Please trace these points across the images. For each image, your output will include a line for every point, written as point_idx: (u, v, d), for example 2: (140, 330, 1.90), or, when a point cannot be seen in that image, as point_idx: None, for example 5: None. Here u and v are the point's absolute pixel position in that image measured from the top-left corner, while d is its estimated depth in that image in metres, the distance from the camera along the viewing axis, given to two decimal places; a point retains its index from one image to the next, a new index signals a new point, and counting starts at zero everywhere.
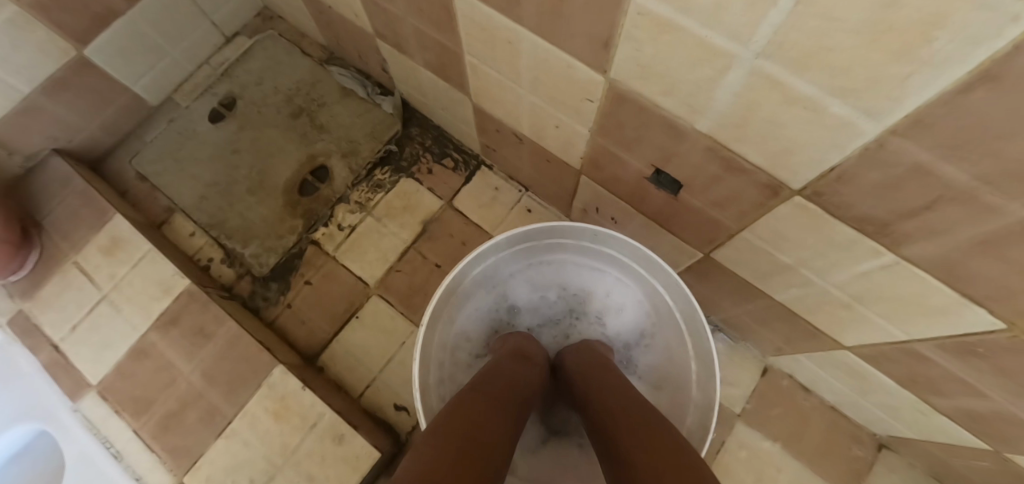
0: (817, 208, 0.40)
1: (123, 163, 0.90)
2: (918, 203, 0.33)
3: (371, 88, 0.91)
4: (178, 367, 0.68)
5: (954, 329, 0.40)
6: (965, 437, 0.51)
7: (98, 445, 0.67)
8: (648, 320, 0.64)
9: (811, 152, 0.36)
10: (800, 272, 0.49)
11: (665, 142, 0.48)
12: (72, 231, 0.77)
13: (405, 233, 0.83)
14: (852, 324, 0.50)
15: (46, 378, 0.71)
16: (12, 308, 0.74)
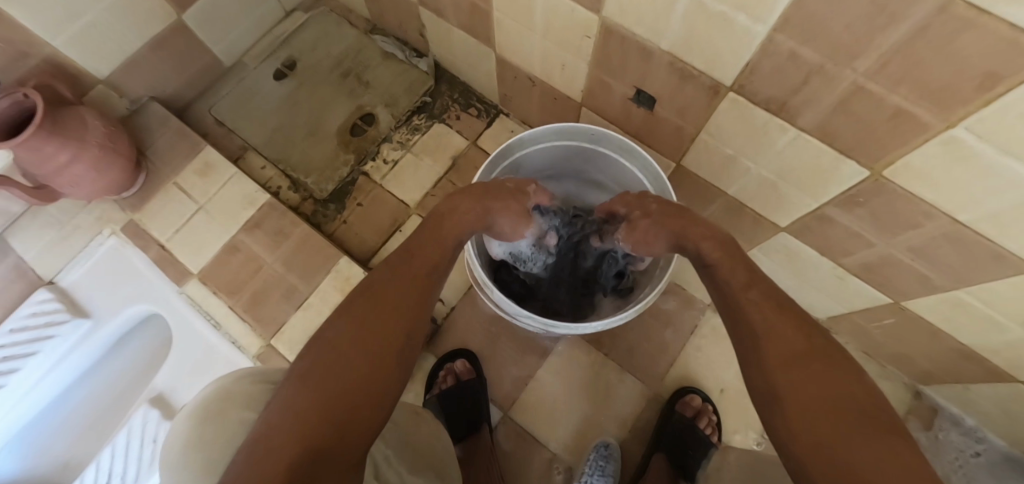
0: (743, 100, 0.61)
1: (201, 111, 1.07)
2: (799, 80, 0.53)
3: (409, 53, 1.08)
4: (263, 258, 0.88)
5: (843, 184, 0.62)
6: (872, 293, 0.76)
7: (199, 317, 0.86)
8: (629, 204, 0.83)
9: (732, 54, 0.56)
10: (741, 162, 0.70)
11: (640, 65, 0.67)
12: (172, 159, 0.96)
13: (438, 166, 1.01)
14: (783, 201, 0.72)
15: (155, 269, 0.90)
16: (125, 218, 0.93)
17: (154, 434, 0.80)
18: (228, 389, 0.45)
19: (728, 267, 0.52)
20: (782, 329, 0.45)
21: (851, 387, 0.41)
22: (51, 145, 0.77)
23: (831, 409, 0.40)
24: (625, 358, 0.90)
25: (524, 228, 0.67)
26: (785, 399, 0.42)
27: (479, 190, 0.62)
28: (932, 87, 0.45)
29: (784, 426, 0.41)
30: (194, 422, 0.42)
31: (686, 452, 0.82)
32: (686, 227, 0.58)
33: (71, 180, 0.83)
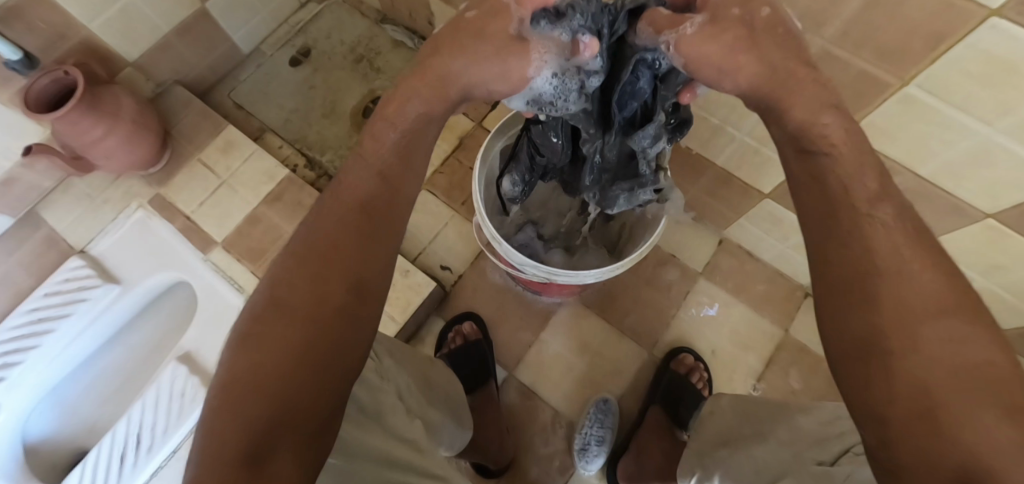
0: None
1: (222, 95, 1.13)
2: None
3: (417, 41, 1.15)
4: (283, 227, 0.94)
5: None
6: None
7: (223, 282, 0.92)
8: None
9: None
10: (727, 131, 0.77)
11: None
12: (196, 138, 1.02)
13: (446, 145, 1.07)
14: (765, 168, 0.78)
15: (180, 239, 0.95)
16: (151, 192, 0.99)
17: (181, 388, 0.85)
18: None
19: (846, 158, 0.37)
20: (912, 272, 0.33)
21: (979, 349, 0.30)
22: (88, 120, 0.83)
23: (952, 375, 0.30)
24: (622, 322, 0.97)
25: (520, 63, 0.41)
26: (886, 356, 0.32)
27: (429, 51, 0.43)
28: (886, 50, 0.51)
29: (873, 388, 0.32)
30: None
31: (678, 404, 0.89)
32: (788, 75, 0.37)
33: (106, 152, 0.89)
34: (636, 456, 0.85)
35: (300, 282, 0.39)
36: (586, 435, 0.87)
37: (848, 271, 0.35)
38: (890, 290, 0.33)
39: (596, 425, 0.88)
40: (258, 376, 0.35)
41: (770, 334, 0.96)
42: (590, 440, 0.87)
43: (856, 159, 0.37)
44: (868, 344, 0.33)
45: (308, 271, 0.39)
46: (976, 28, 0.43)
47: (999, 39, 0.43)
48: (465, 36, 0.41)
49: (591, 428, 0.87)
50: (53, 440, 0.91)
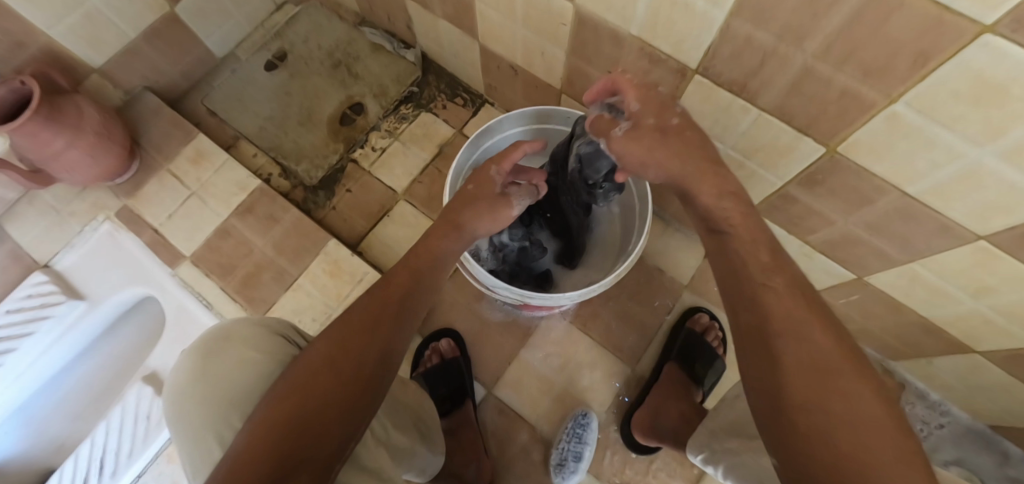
0: (708, 83, 0.64)
1: (195, 102, 1.10)
2: (757, 62, 0.57)
3: (397, 44, 1.11)
4: (254, 241, 0.91)
5: (802, 163, 0.65)
6: (839, 271, 0.79)
7: (191, 298, 0.89)
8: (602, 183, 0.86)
9: (695, 38, 0.59)
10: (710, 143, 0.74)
11: (613, 50, 0.70)
12: (166, 146, 0.99)
13: (425, 153, 1.04)
14: (752, 183, 0.75)
15: (148, 252, 0.93)
16: (118, 204, 0.96)
17: (147, 410, 0.83)
18: (230, 329, 0.47)
19: (743, 236, 0.46)
20: (809, 336, 0.39)
21: (869, 402, 0.35)
22: (49, 131, 0.79)
23: (854, 424, 0.34)
24: (604, 338, 0.94)
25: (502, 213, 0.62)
26: (799, 407, 0.37)
27: (447, 212, 0.61)
28: (871, 65, 0.48)
29: (794, 440, 0.36)
30: (194, 355, 0.45)
31: (694, 362, 0.88)
32: (691, 171, 0.50)
33: (69, 165, 0.85)
34: (652, 414, 0.84)
35: (335, 342, 0.45)
36: (564, 452, 0.85)
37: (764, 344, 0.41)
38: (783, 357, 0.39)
39: (575, 443, 0.85)
40: (282, 418, 0.39)
41: None
42: (567, 455, 0.84)
43: (752, 238, 0.46)
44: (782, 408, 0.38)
45: (339, 336, 0.46)
46: (968, 47, 0.40)
47: (991, 59, 0.40)
48: (465, 204, 0.61)
49: (569, 446, 0.85)
50: (18, 461, 0.87)
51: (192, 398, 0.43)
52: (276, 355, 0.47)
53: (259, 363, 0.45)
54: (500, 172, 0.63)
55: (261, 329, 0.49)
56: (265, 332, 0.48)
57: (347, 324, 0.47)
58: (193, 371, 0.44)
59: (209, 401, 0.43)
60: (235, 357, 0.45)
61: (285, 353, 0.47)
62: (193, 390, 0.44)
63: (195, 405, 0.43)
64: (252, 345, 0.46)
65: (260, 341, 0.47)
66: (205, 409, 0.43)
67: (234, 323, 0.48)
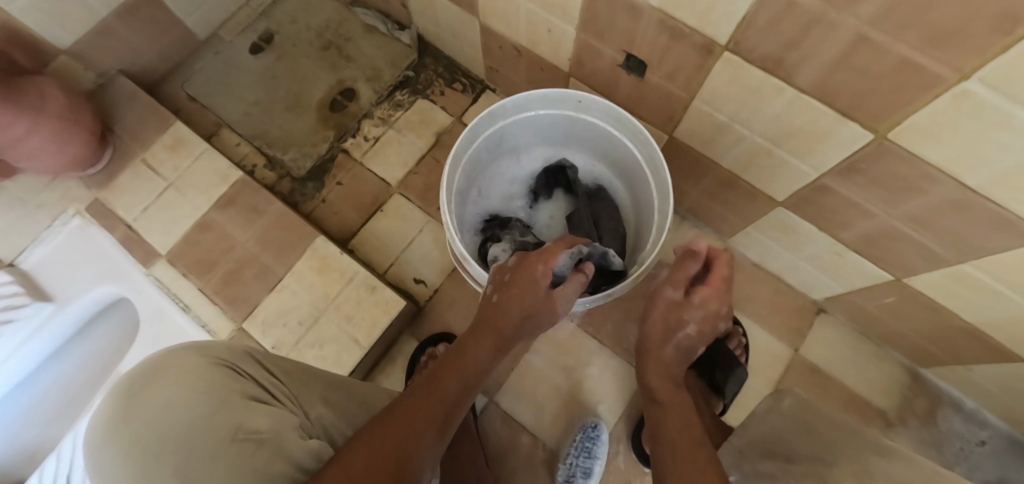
0: (738, 59, 0.57)
1: (175, 87, 1.02)
2: (799, 33, 0.49)
3: (391, 25, 1.03)
4: (235, 236, 0.84)
5: (841, 150, 0.58)
6: (874, 271, 0.72)
7: (167, 299, 0.82)
8: (615, 170, 0.80)
9: (726, 6, 0.52)
10: (735, 129, 0.67)
11: (629, 23, 0.63)
12: (140, 134, 0.91)
13: (421, 143, 0.97)
14: (782, 174, 0.68)
15: (121, 249, 0.86)
16: (89, 197, 0.89)
17: None
18: (160, 361, 0.37)
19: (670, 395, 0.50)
20: None
21: None
22: (9, 115, 0.72)
23: None
24: (614, 342, 0.87)
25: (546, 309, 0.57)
26: None
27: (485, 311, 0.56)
28: (940, 32, 0.40)
29: None
30: (108, 398, 0.34)
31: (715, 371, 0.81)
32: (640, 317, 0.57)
33: (31, 152, 0.78)
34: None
35: (377, 445, 0.38)
36: (573, 467, 0.78)
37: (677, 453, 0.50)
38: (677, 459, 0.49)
39: (584, 458, 0.78)
40: None
41: (776, 354, 0.88)
42: (575, 471, 0.77)
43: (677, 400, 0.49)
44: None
45: (378, 436, 0.39)
46: None
47: None
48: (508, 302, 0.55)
49: (578, 462, 0.78)
50: None
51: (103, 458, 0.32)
52: (221, 394, 0.37)
53: (204, 403, 0.36)
54: (546, 271, 0.57)
55: (200, 360, 0.38)
56: (208, 363, 0.38)
57: (392, 426, 0.41)
58: (103, 421, 0.33)
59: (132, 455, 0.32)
60: (168, 396, 0.34)
61: (235, 391, 0.38)
62: (105, 447, 0.32)
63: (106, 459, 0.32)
64: (193, 379, 0.36)
65: (203, 374, 0.37)
66: (126, 470, 0.31)
67: (165, 353, 0.37)
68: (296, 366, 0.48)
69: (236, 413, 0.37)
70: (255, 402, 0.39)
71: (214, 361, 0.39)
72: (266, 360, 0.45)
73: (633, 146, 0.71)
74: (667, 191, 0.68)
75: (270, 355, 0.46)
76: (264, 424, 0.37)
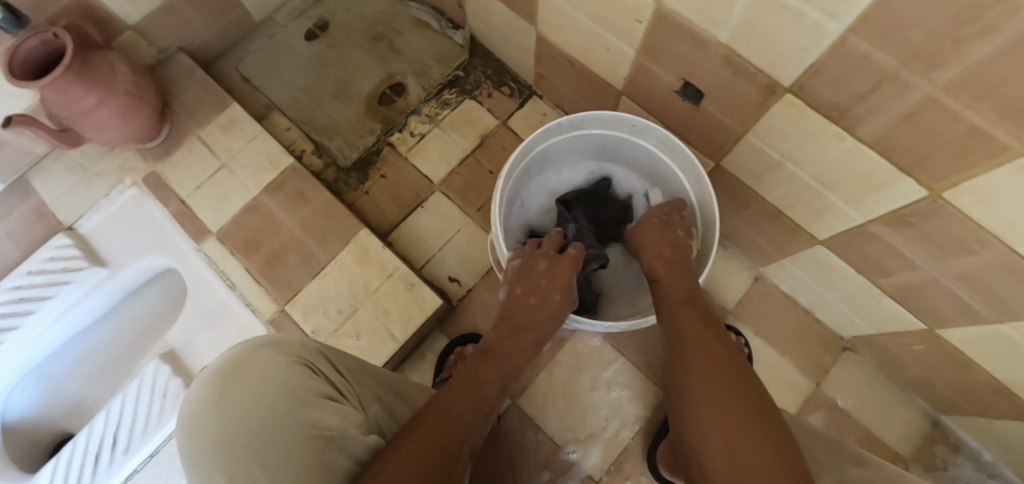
0: (801, 103, 0.57)
1: (229, 66, 1.04)
2: (866, 87, 0.50)
3: (444, 23, 1.04)
4: (282, 221, 0.87)
5: (894, 202, 0.59)
6: (908, 319, 0.73)
7: (215, 276, 0.85)
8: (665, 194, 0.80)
9: (797, 51, 0.52)
10: (786, 167, 0.67)
11: (692, 54, 0.64)
12: (197, 112, 0.94)
13: (465, 143, 0.98)
14: (828, 215, 0.68)
15: (175, 224, 0.89)
16: (146, 170, 0.93)
17: (163, 388, 0.79)
18: (244, 356, 0.39)
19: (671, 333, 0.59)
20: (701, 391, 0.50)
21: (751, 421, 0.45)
22: (80, 88, 0.75)
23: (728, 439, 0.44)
24: (637, 358, 0.89)
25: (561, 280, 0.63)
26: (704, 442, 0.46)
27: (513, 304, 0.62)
28: (1015, 106, 0.41)
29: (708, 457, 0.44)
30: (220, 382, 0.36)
31: None
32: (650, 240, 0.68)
33: (97, 125, 0.81)
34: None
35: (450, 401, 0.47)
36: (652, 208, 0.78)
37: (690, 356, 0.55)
38: (689, 376, 0.53)
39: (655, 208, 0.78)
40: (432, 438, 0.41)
41: (796, 385, 0.89)
42: None
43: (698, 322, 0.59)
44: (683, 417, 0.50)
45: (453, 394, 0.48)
46: None
47: None
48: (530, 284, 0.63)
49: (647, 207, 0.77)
50: (33, 420, 0.88)
51: (190, 434, 0.35)
52: (301, 392, 0.39)
53: (281, 401, 0.37)
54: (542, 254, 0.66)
55: (273, 354, 0.40)
56: (285, 361, 0.40)
57: (449, 399, 0.47)
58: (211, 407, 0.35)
59: (220, 433, 0.34)
60: (251, 387, 0.37)
61: (310, 389, 0.40)
62: (196, 428, 0.35)
63: (198, 438, 0.34)
64: (271, 374, 0.38)
65: (292, 376, 0.40)
66: (212, 447, 0.34)
67: (246, 347, 0.40)
68: (358, 367, 0.50)
69: (309, 410, 0.38)
70: (327, 400, 0.41)
71: (291, 360, 0.41)
72: (334, 357, 0.47)
73: (683, 176, 0.72)
74: (715, 223, 0.68)
75: (338, 354, 0.48)
76: (334, 422, 0.39)
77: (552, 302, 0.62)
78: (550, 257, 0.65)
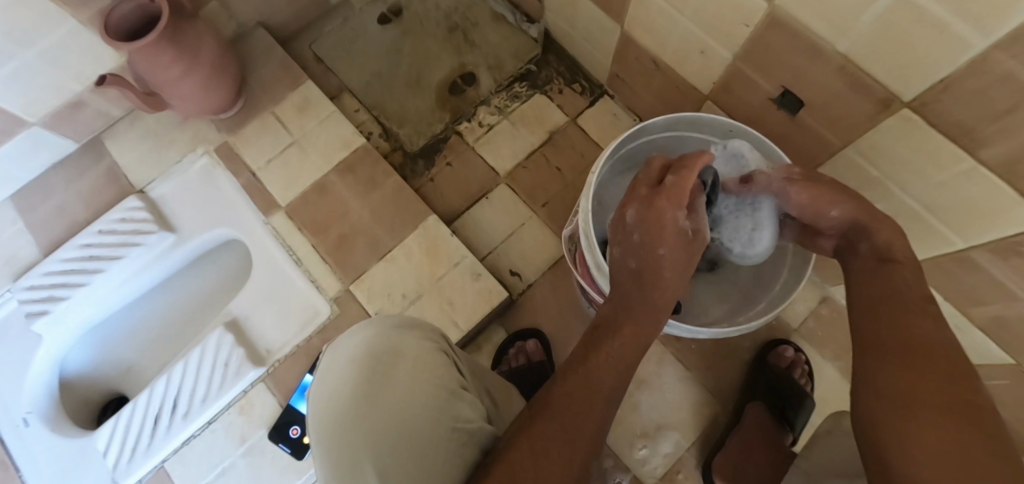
0: (919, 119, 0.55)
1: (303, 45, 1.05)
2: (1003, 106, 0.48)
3: (519, 16, 1.04)
4: (352, 202, 0.87)
5: (1007, 231, 0.56)
6: (994, 352, 0.71)
7: (281, 251, 0.85)
8: None
9: (927, 65, 0.50)
10: (885, 185, 0.65)
11: (802, 63, 0.62)
12: (272, 88, 0.95)
13: (534, 139, 0.97)
14: (924, 236, 0.67)
15: (244, 196, 0.89)
16: (219, 140, 0.93)
17: (225, 358, 0.79)
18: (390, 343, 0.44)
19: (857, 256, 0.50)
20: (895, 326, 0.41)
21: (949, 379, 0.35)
22: (168, 55, 0.75)
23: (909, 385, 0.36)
24: (700, 368, 0.87)
25: (665, 235, 0.43)
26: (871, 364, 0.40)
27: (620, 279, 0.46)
28: None
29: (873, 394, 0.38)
30: (360, 373, 0.41)
31: (784, 408, 0.81)
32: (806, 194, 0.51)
33: (181, 93, 0.82)
34: (735, 460, 0.76)
35: (539, 432, 0.37)
36: (736, 232, 0.61)
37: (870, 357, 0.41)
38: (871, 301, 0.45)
39: (750, 214, 0.60)
40: None
41: None
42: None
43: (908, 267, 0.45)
44: (871, 428, 0.36)
45: (546, 416, 0.39)
46: None
47: None
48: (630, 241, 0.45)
49: (732, 222, 0.61)
50: (87, 376, 0.89)
51: (345, 422, 0.39)
52: (445, 386, 0.44)
53: (432, 396, 0.43)
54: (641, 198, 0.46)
55: (418, 341, 0.46)
56: (430, 349, 0.46)
57: (538, 424, 0.38)
58: (362, 407, 0.39)
59: (380, 425, 0.39)
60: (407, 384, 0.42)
61: (450, 381, 0.45)
62: (352, 413, 0.39)
63: (353, 424, 0.38)
64: (418, 367, 0.44)
65: (435, 372, 0.44)
66: (372, 436, 0.38)
67: (390, 332, 0.45)
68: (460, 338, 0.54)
69: (455, 405, 0.44)
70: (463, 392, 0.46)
71: (432, 348, 0.46)
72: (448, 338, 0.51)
73: None
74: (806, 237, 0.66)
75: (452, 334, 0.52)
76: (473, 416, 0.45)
77: (658, 264, 0.43)
78: (650, 194, 0.46)
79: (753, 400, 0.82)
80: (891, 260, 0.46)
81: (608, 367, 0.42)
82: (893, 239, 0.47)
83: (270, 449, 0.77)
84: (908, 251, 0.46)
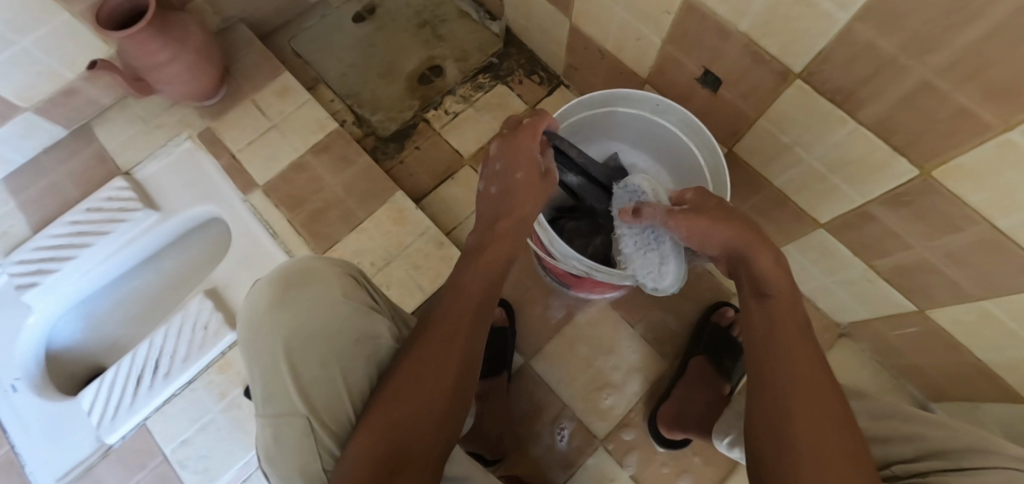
0: (810, 88, 0.64)
1: (283, 40, 1.13)
2: (868, 70, 0.56)
3: (482, 14, 1.13)
4: (326, 179, 0.94)
5: (890, 183, 0.65)
6: (899, 301, 0.79)
7: (259, 225, 0.92)
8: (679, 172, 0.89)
9: (809, 39, 0.59)
10: (794, 150, 0.74)
11: (716, 43, 0.71)
12: (253, 78, 1.02)
13: (496, 124, 1.06)
14: (830, 197, 0.75)
15: (224, 176, 0.96)
16: (202, 125, 1.00)
17: (205, 322, 0.85)
18: (304, 270, 0.51)
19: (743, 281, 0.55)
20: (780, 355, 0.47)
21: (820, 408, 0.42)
22: (158, 42, 0.82)
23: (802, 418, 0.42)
24: (648, 329, 0.94)
25: (525, 161, 0.59)
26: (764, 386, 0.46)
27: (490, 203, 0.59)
28: (997, 87, 0.46)
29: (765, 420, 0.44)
30: (275, 294, 0.49)
31: (722, 357, 0.89)
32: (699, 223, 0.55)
33: (169, 78, 0.89)
34: (678, 403, 0.84)
35: (415, 370, 0.45)
36: (647, 267, 0.67)
37: (763, 391, 0.46)
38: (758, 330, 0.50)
39: (653, 250, 0.66)
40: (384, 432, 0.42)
41: None
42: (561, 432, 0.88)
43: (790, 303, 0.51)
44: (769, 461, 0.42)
45: (422, 357, 0.46)
46: None
47: None
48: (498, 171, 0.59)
49: (642, 258, 0.67)
50: (76, 350, 0.94)
51: (267, 332, 0.47)
52: (353, 302, 0.50)
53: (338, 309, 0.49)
54: (506, 141, 0.60)
55: (329, 267, 0.52)
56: (340, 273, 0.52)
57: (413, 365, 0.46)
58: (276, 320, 0.47)
59: (292, 333, 0.47)
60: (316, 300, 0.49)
61: (359, 299, 0.51)
62: (267, 326, 0.47)
63: (271, 335, 0.47)
64: (329, 286, 0.50)
65: (342, 289, 0.50)
66: (284, 342, 0.47)
67: (309, 261, 0.52)
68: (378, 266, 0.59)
69: (360, 319, 0.50)
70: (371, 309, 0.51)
71: (342, 273, 0.52)
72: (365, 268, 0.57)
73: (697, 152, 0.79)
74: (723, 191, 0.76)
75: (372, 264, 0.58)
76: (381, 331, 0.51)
77: (515, 182, 0.58)
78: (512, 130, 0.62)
79: (695, 353, 0.89)
80: (767, 294, 0.51)
81: (457, 316, 0.50)
82: (766, 270, 0.52)
83: (247, 404, 0.83)
84: (780, 281, 0.52)
